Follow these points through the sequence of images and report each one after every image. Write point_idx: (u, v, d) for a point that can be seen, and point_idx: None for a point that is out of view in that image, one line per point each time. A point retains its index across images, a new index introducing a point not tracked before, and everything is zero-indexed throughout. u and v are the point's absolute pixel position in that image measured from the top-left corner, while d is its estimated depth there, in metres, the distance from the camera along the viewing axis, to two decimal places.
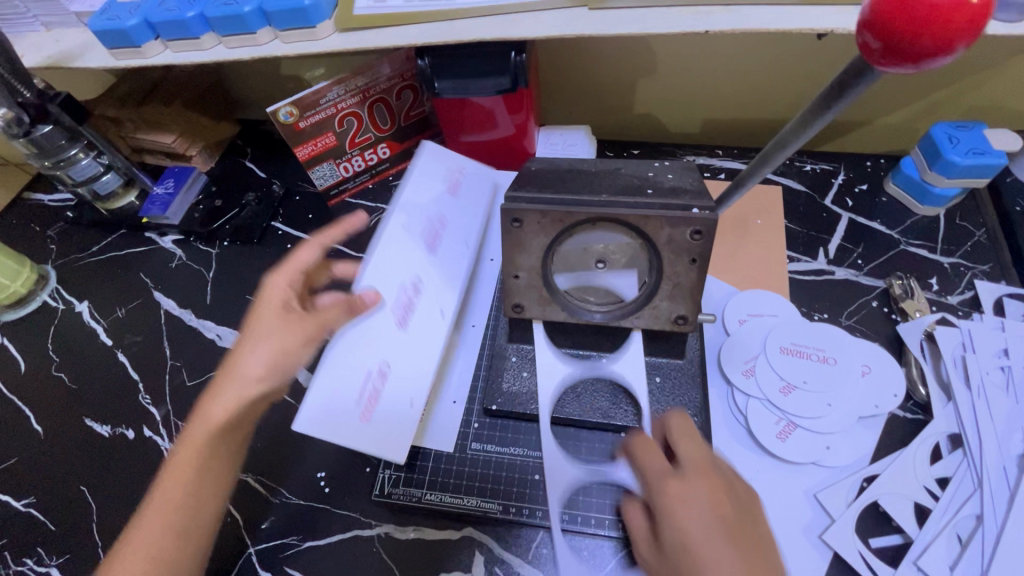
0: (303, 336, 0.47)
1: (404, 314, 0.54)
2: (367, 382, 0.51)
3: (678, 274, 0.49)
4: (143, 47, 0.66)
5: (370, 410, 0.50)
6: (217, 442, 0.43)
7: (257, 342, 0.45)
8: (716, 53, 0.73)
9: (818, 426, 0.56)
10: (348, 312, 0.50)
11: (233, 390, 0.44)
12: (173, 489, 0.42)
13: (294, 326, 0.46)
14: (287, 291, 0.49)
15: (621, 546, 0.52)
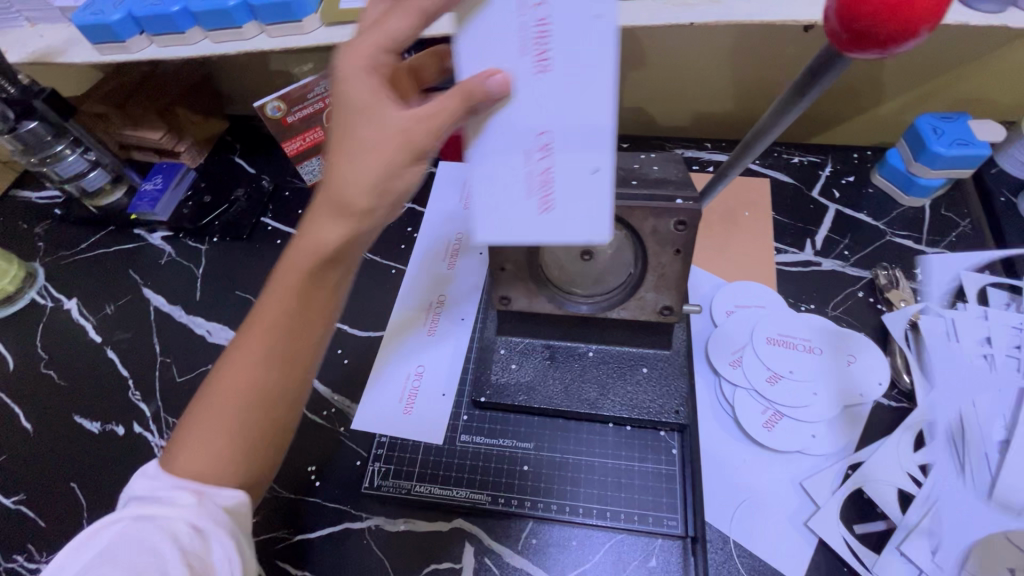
0: (402, 147, 0.39)
1: (545, 52, 0.33)
2: (530, 161, 0.37)
3: (663, 265, 0.50)
4: (128, 42, 0.66)
5: (549, 199, 0.38)
6: (318, 269, 0.41)
7: (353, 149, 0.39)
8: (702, 46, 0.73)
9: (804, 415, 0.56)
10: (467, 109, 0.35)
11: (304, 255, 0.41)
12: (249, 357, 0.40)
13: (394, 133, 0.39)
14: (372, 82, 0.39)
15: (610, 534, 0.52)
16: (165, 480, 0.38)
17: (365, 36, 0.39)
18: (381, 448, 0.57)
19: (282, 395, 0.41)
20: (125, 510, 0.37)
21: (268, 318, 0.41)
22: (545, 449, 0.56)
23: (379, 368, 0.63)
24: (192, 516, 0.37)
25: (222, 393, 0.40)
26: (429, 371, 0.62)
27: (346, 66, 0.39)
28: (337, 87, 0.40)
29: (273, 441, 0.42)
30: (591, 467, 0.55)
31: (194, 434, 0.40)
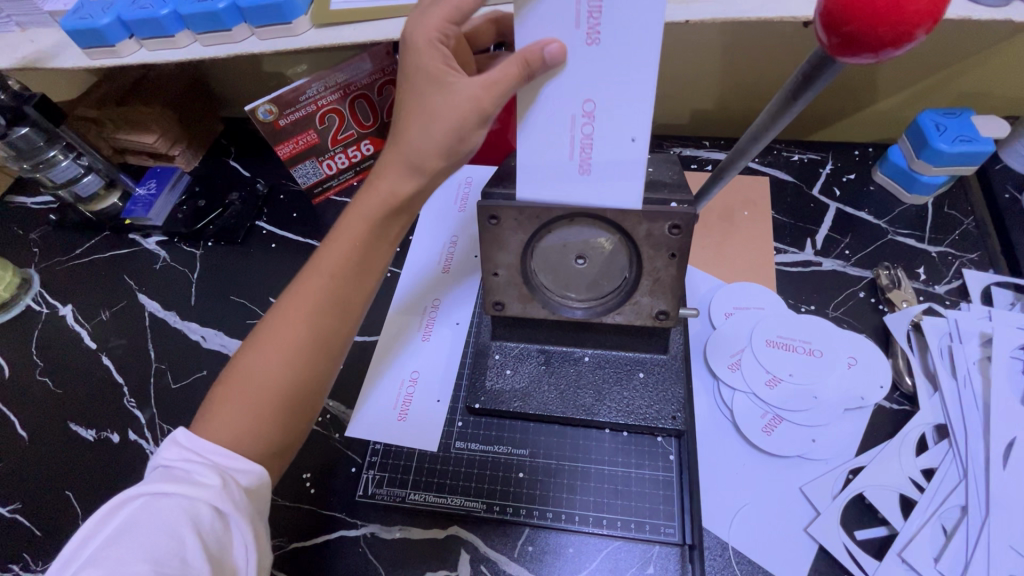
0: (469, 112, 0.42)
1: (596, 27, 0.36)
2: (573, 126, 0.40)
3: (659, 269, 0.49)
4: (118, 46, 0.65)
5: (589, 160, 0.42)
6: (387, 217, 0.46)
7: (423, 115, 0.43)
8: (699, 44, 0.72)
9: (804, 419, 0.55)
10: (525, 77, 0.38)
11: (345, 245, 0.45)
12: (281, 337, 0.43)
13: (462, 99, 0.42)
14: (440, 53, 0.44)
15: (607, 542, 0.52)
16: (196, 447, 0.40)
17: (433, 11, 0.44)
18: (375, 455, 0.57)
19: (309, 377, 0.44)
20: (145, 485, 0.38)
21: (302, 302, 0.44)
22: (541, 456, 0.55)
23: (373, 373, 0.62)
24: (214, 497, 0.38)
25: (253, 368, 0.43)
26: (424, 377, 0.61)
27: (416, 40, 0.43)
28: (409, 57, 0.44)
29: (295, 419, 0.44)
30: (588, 474, 0.54)
31: (225, 403, 0.42)
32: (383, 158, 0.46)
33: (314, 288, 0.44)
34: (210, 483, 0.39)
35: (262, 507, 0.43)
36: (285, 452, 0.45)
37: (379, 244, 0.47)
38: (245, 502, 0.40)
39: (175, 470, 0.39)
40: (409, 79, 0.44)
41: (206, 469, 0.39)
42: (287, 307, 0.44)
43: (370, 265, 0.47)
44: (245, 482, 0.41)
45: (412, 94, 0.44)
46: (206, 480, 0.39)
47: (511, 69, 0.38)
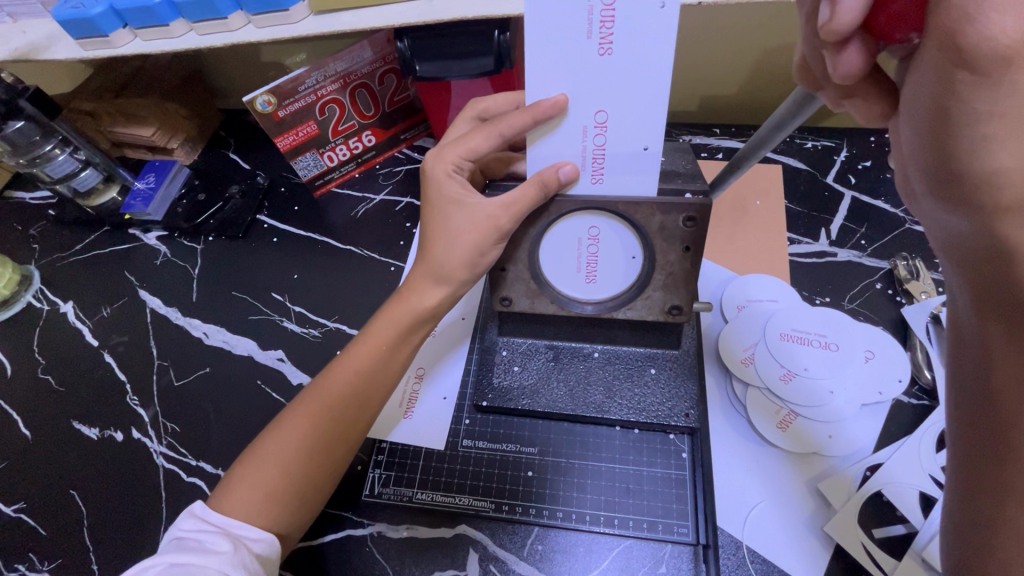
0: (488, 230, 0.46)
1: (601, 169, 0.42)
2: (586, 137, 0.40)
3: (672, 263, 0.47)
4: (111, 37, 0.63)
5: (602, 170, 0.43)
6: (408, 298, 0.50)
7: (448, 235, 0.47)
8: (709, 26, 0.70)
9: (820, 415, 0.54)
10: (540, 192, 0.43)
11: (366, 343, 0.50)
12: (300, 424, 0.47)
13: (483, 220, 0.45)
14: (459, 179, 0.47)
15: (618, 541, 0.51)
16: (212, 518, 0.44)
17: (449, 145, 0.48)
18: (382, 454, 0.56)
19: (325, 466, 0.48)
20: (161, 555, 0.41)
21: (322, 394, 0.49)
22: (550, 454, 0.54)
23: None
24: (224, 564, 0.40)
25: (272, 449, 0.47)
26: (430, 374, 0.60)
27: (435, 170, 0.48)
28: (431, 185, 0.48)
29: (309, 500, 0.47)
30: (597, 472, 0.53)
31: (245, 479, 0.46)
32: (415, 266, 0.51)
33: (335, 380, 0.49)
34: (221, 551, 0.41)
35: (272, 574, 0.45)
36: (298, 529, 0.48)
37: (400, 336, 0.51)
38: (255, 569, 0.42)
39: (189, 541, 0.43)
40: (433, 204, 0.48)
41: (219, 537, 0.42)
42: (308, 398, 0.49)
43: (394, 355, 0.51)
44: (257, 550, 0.44)
45: (436, 209, 0.48)
46: (218, 547, 0.42)
47: (529, 189, 0.43)
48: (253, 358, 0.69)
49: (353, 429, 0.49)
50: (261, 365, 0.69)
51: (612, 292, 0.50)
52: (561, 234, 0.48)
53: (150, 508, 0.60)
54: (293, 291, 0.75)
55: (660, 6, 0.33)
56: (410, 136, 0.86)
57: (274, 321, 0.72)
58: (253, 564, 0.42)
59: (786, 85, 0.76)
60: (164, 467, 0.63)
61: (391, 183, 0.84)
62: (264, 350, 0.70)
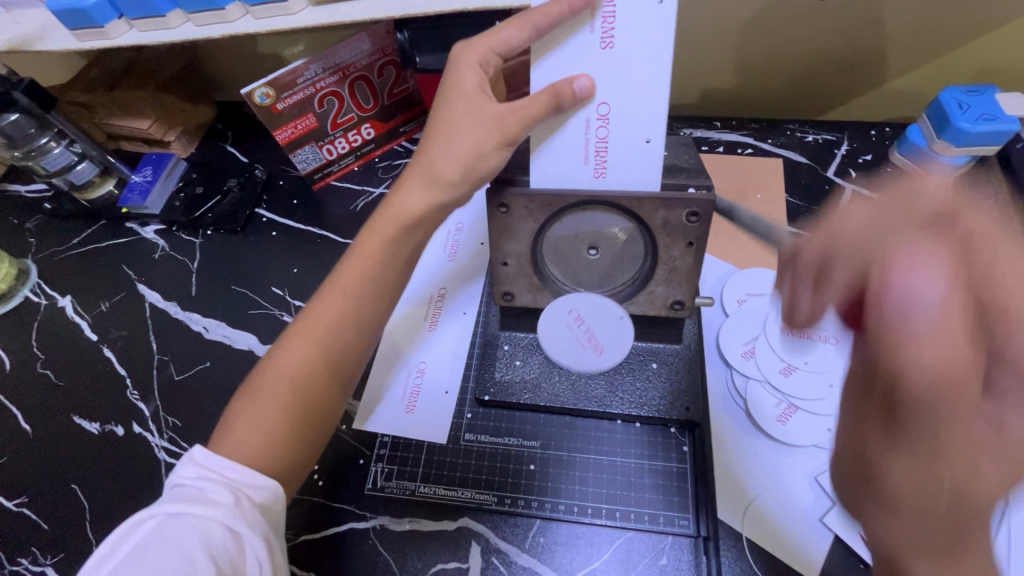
0: (494, 135, 0.42)
1: (603, 163, 0.43)
2: (588, 130, 0.41)
3: (674, 259, 0.47)
4: (107, 27, 0.62)
5: (603, 165, 0.43)
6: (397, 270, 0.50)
7: (452, 135, 0.44)
8: (710, 18, 0.69)
9: (818, 408, 0.55)
10: (555, 108, 0.39)
11: (351, 288, 0.48)
12: (291, 367, 0.47)
13: (491, 123, 0.42)
14: (481, 75, 0.43)
15: (618, 533, 0.51)
16: (212, 465, 0.44)
17: (480, 38, 0.43)
18: (384, 448, 0.56)
19: (316, 396, 0.47)
20: (162, 505, 0.41)
21: (311, 331, 0.47)
22: (553, 448, 0.55)
23: (379, 365, 0.61)
24: (226, 518, 0.41)
25: (265, 393, 0.46)
26: (431, 368, 0.60)
27: (458, 59, 0.44)
28: (449, 74, 0.44)
29: (304, 448, 0.48)
30: (599, 465, 0.54)
31: (242, 420, 0.46)
32: (409, 168, 0.48)
33: (322, 316, 0.48)
34: (223, 504, 0.41)
35: (276, 526, 0.45)
36: (296, 477, 0.48)
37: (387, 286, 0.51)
38: (258, 520, 0.42)
39: (189, 489, 0.43)
40: (444, 94, 0.44)
41: (220, 489, 0.42)
42: (296, 342, 0.47)
43: (379, 299, 0.50)
44: (259, 500, 0.44)
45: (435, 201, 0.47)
46: (220, 500, 0.42)
47: (508, 117, 0.41)
48: (253, 352, 0.69)
49: (343, 373, 0.49)
50: None
51: (612, 359, 0.50)
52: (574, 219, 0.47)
53: (153, 502, 0.61)
54: (293, 286, 0.75)
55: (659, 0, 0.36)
56: (409, 129, 0.85)
57: (274, 315, 0.72)
58: (254, 517, 0.42)
59: (787, 78, 0.76)
60: (165, 461, 0.63)
61: (390, 176, 0.84)
62: (264, 345, 0.70)
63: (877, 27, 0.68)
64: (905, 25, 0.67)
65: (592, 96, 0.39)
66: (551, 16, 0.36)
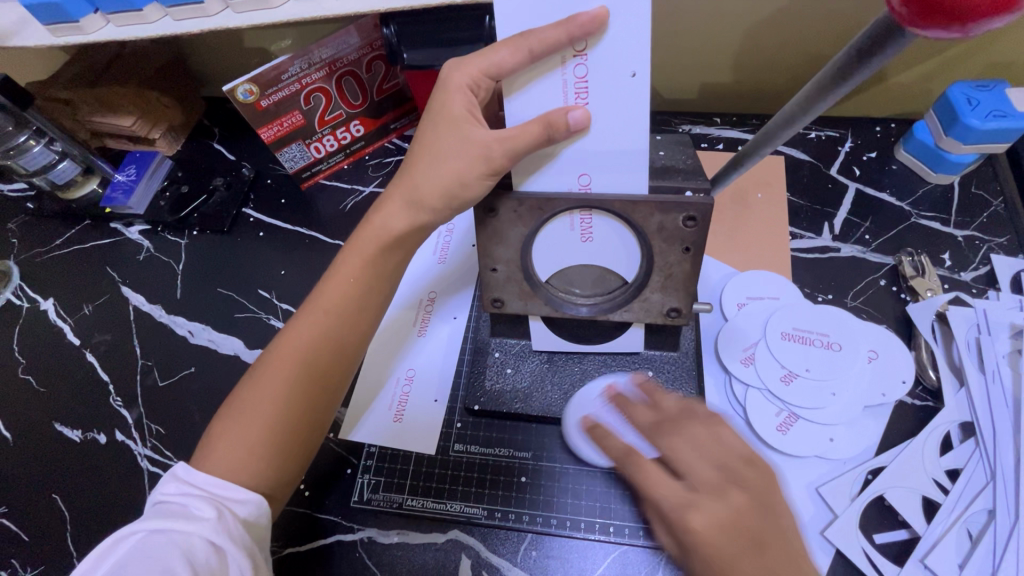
0: (480, 158, 0.41)
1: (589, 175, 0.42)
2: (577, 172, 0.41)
3: (671, 264, 0.45)
4: (82, 22, 0.60)
5: (590, 229, 0.45)
6: (380, 270, 0.48)
7: (439, 156, 0.43)
8: (710, 9, 0.67)
9: (821, 417, 0.53)
10: (546, 139, 0.38)
11: (331, 302, 0.47)
12: (272, 380, 0.45)
13: (476, 148, 0.41)
14: (468, 97, 0.43)
15: (614, 547, 0.49)
16: (195, 481, 0.43)
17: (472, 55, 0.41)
18: (371, 459, 0.54)
19: (305, 411, 0.46)
20: (144, 522, 0.40)
21: (292, 345, 0.46)
22: (545, 459, 0.53)
23: (368, 372, 0.59)
24: (206, 531, 0.39)
25: (248, 405, 0.45)
26: (420, 375, 0.58)
27: (451, 80, 0.43)
28: (441, 96, 0.43)
29: (291, 459, 0.46)
30: (593, 477, 0.52)
31: (224, 436, 0.44)
32: (388, 191, 0.48)
33: (308, 329, 0.47)
34: (204, 519, 0.40)
35: (261, 540, 0.44)
36: (283, 491, 0.47)
37: (373, 291, 0.48)
38: (241, 536, 0.41)
39: (173, 505, 0.42)
40: (434, 115, 0.44)
41: (203, 503, 0.41)
42: (276, 357, 0.46)
43: (368, 313, 0.49)
44: (242, 514, 0.43)
45: (421, 201, 0.45)
46: (201, 513, 0.41)
47: (494, 145, 0.40)
48: (240, 358, 0.68)
49: (329, 381, 0.47)
50: (248, 365, 0.67)
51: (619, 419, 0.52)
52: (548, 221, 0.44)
53: (135, 513, 0.59)
54: (280, 289, 0.73)
55: (631, 75, 0.36)
56: (400, 125, 0.83)
57: (261, 319, 0.70)
58: (237, 529, 0.41)
59: (789, 73, 0.73)
60: (148, 470, 0.62)
61: (381, 174, 0.81)
62: (251, 349, 0.68)
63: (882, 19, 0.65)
64: None
65: (588, 128, 0.38)
66: (548, 42, 0.35)
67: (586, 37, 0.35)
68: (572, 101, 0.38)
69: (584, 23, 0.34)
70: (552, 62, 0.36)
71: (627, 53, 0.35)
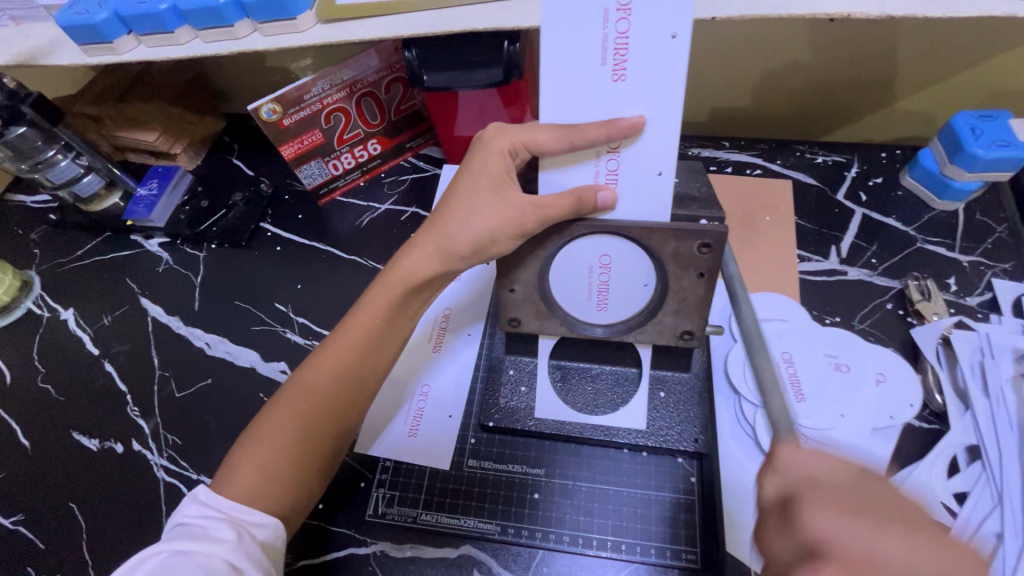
0: (510, 219, 0.43)
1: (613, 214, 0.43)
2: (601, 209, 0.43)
3: (684, 288, 0.47)
4: (115, 42, 0.62)
5: (605, 300, 0.49)
6: (402, 292, 0.49)
7: (470, 209, 0.45)
8: (719, 39, 0.69)
9: (828, 438, 0.54)
10: (573, 200, 0.41)
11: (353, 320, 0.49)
12: (294, 406, 0.47)
13: (508, 211, 0.43)
14: (508, 162, 0.44)
15: (624, 566, 0.50)
16: (217, 504, 0.43)
17: (515, 127, 0.43)
18: (386, 473, 0.55)
19: (323, 440, 0.47)
20: (165, 543, 0.40)
21: (316, 372, 0.48)
22: (556, 476, 0.54)
23: (382, 390, 0.60)
24: (228, 553, 0.40)
25: (269, 428, 0.46)
26: (435, 391, 0.60)
27: (491, 143, 0.45)
28: (480, 154, 0.45)
29: (307, 484, 0.47)
30: (605, 496, 0.53)
31: (245, 458, 0.45)
32: (418, 237, 0.49)
33: (330, 356, 0.48)
34: (226, 541, 0.41)
35: (278, 563, 0.45)
36: (299, 513, 0.48)
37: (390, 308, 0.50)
38: (259, 559, 0.42)
39: (194, 526, 0.42)
40: (470, 171, 0.46)
41: (224, 526, 0.42)
42: (297, 384, 0.48)
43: (388, 334, 0.50)
44: (261, 537, 0.43)
45: (443, 220, 0.47)
46: (223, 536, 0.41)
47: (528, 211, 0.42)
48: (256, 370, 0.69)
49: (348, 409, 0.48)
50: (263, 378, 0.68)
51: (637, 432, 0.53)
52: (562, 268, 0.48)
53: (151, 523, 0.60)
54: (296, 302, 0.74)
55: (659, 173, 0.40)
56: (416, 144, 0.85)
57: (277, 332, 0.72)
58: (256, 553, 0.42)
59: (796, 98, 0.75)
60: (164, 480, 0.62)
61: (396, 192, 0.83)
62: (267, 362, 0.69)
63: (884, 50, 0.67)
64: (912, 53, 0.67)
65: (615, 205, 0.42)
66: (590, 140, 0.37)
67: (623, 137, 0.38)
68: (602, 180, 0.42)
69: (623, 128, 0.37)
70: (590, 152, 0.39)
71: (656, 157, 0.39)
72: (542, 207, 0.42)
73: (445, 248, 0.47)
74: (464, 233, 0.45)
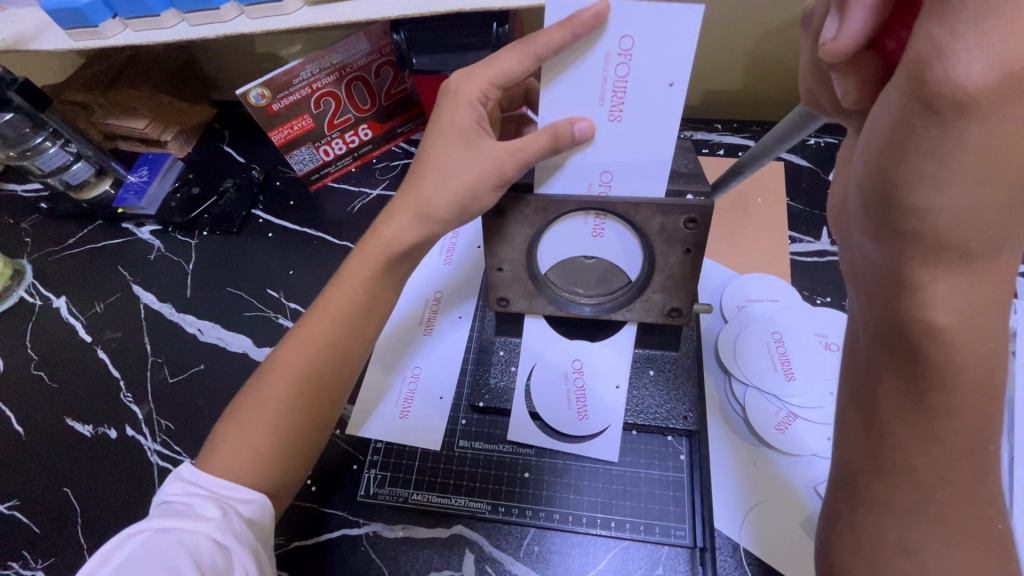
0: (490, 173, 0.42)
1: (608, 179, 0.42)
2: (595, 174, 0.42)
3: (672, 266, 0.47)
4: (101, 26, 0.62)
5: (584, 408, 0.54)
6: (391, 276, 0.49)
7: (446, 168, 0.44)
8: (711, 18, 0.68)
9: (817, 416, 0.54)
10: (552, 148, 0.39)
11: (343, 300, 0.49)
12: (278, 386, 0.46)
13: (486, 163, 0.42)
14: (479, 111, 0.44)
15: (614, 542, 0.50)
16: (200, 482, 0.43)
17: (481, 68, 0.43)
18: (377, 454, 0.56)
19: (306, 420, 0.47)
20: (149, 521, 0.41)
21: (298, 358, 0.47)
22: (547, 455, 0.54)
23: (371, 373, 0.60)
24: (212, 530, 0.40)
25: (251, 409, 0.46)
26: (426, 373, 0.60)
27: (458, 92, 0.44)
28: (447, 107, 0.45)
29: (294, 461, 0.47)
30: (595, 474, 0.53)
31: (227, 441, 0.45)
32: (396, 204, 0.49)
33: (308, 335, 0.48)
34: (210, 517, 0.41)
35: (266, 538, 0.45)
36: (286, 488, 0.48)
37: (379, 289, 0.50)
38: (245, 535, 0.42)
39: (177, 504, 0.42)
40: (440, 125, 0.45)
41: (207, 502, 0.42)
42: (278, 361, 0.48)
43: (377, 315, 0.50)
44: (246, 514, 0.43)
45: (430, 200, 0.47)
46: (206, 513, 0.41)
47: (504, 158, 0.42)
48: (249, 355, 0.69)
49: (335, 393, 0.49)
50: (257, 363, 0.68)
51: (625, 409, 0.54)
52: (541, 375, 0.55)
53: (145, 507, 0.60)
54: (288, 288, 0.74)
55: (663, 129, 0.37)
56: (408, 129, 0.84)
57: (270, 318, 0.72)
58: (242, 530, 0.42)
59: (789, 80, 0.74)
60: (159, 464, 0.63)
61: (388, 177, 0.83)
62: (259, 348, 0.69)
63: None
64: None
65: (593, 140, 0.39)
66: (554, 45, 0.34)
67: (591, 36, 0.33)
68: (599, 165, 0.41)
69: (587, 20, 0.33)
70: (563, 60, 0.35)
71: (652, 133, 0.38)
72: (528, 185, 0.42)
73: (432, 228, 0.47)
74: (449, 212, 0.45)
